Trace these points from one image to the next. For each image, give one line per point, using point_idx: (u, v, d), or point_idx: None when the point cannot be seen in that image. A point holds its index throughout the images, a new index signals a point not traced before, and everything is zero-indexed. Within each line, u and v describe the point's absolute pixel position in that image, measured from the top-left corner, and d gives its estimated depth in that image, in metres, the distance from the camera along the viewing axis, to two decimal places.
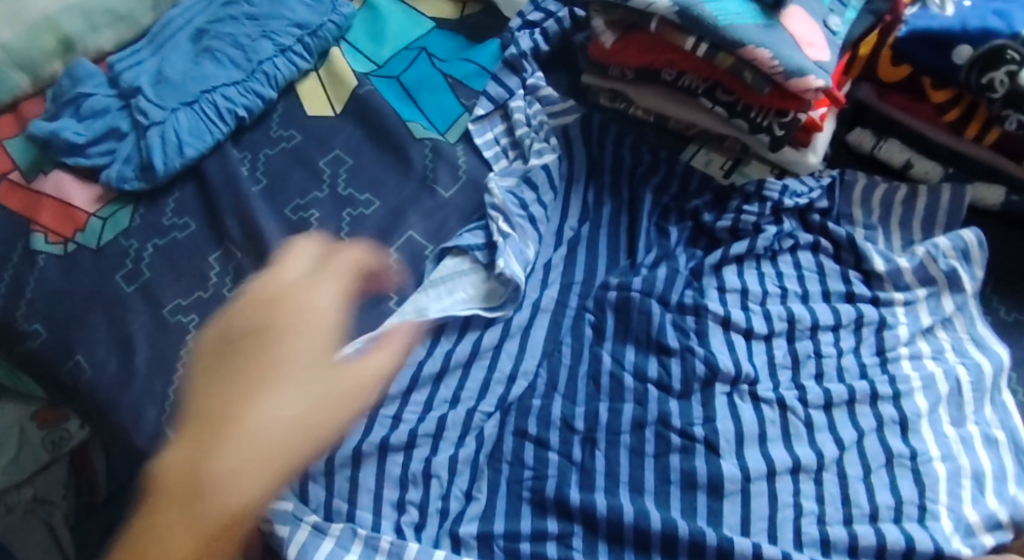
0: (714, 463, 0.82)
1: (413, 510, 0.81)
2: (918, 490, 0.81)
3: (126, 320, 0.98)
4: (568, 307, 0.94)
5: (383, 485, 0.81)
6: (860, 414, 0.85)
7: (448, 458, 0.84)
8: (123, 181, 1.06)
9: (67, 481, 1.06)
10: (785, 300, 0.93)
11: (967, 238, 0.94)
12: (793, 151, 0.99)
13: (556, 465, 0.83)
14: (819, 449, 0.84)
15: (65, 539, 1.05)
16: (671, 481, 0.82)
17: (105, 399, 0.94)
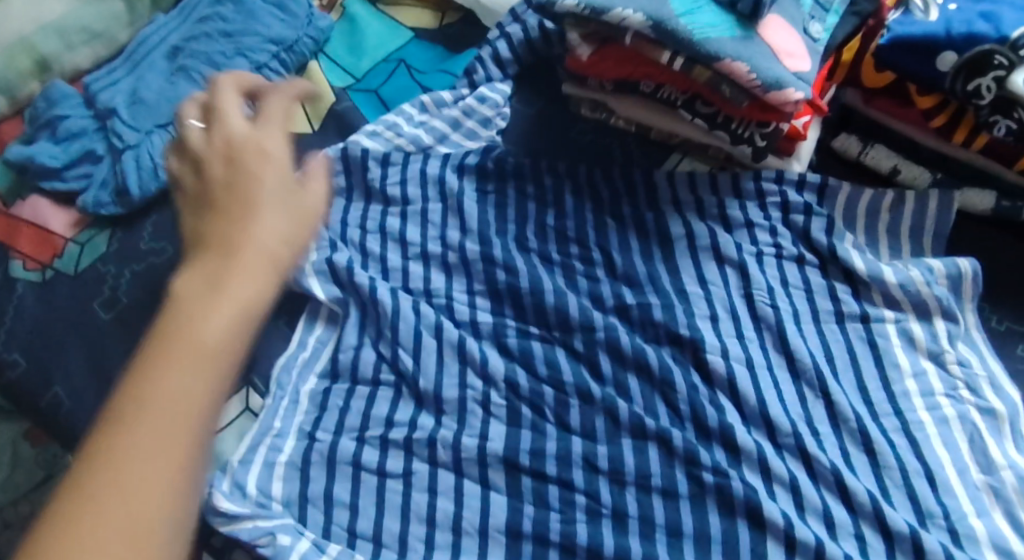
0: (698, 493, 0.82)
1: (394, 547, 0.83)
2: (916, 514, 0.80)
3: (105, 349, 0.96)
4: (553, 333, 0.91)
5: (384, 515, 0.84)
6: (851, 446, 0.84)
7: (429, 501, 0.84)
8: (100, 207, 1.04)
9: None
10: (777, 317, 0.91)
11: (963, 268, 0.91)
12: (777, 159, 0.98)
13: (556, 496, 0.83)
14: (817, 480, 0.82)
15: None
16: (657, 522, 0.81)
17: (82, 432, 0.92)
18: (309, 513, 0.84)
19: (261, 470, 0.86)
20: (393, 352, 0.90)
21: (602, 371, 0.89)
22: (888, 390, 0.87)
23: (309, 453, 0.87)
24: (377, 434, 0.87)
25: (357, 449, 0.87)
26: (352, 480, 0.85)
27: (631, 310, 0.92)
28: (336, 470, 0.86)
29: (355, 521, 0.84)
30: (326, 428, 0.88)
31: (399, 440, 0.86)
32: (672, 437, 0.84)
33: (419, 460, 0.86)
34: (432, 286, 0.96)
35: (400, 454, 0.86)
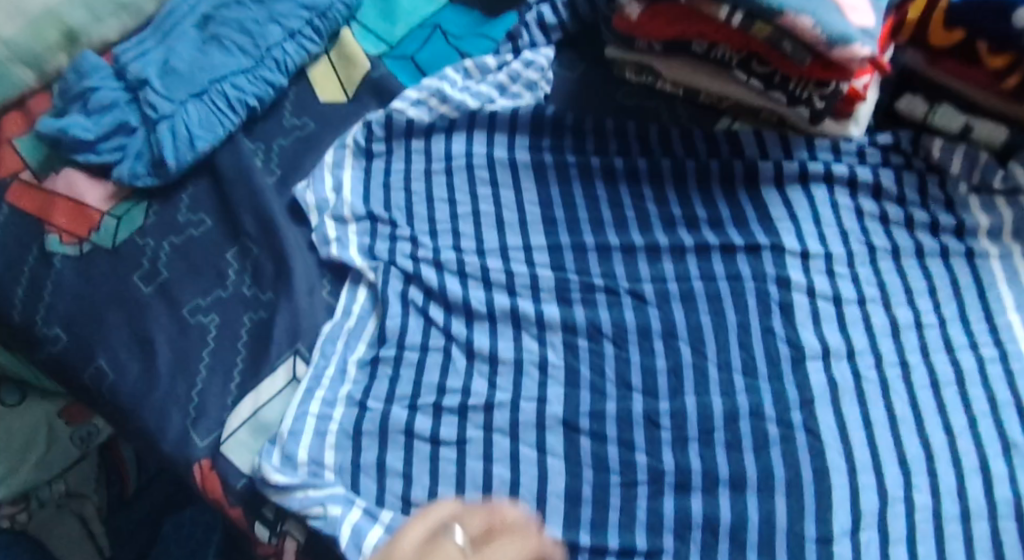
0: (765, 461, 0.81)
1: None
2: (951, 451, 0.82)
3: (147, 317, 0.93)
4: (621, 284, 0.91)
5: (438, 483, 0.82)
6: (925, 415, 0.83)
7: (484, 468, 0.82)
8: (136, 178, 1.01)
9: (96, 476, 1.13)
10: (811, 271, 0.91)
11: (1002, 215, 0.92)
12: (835, 123, 0.95)
13: (619, 460, 0.82)
14: (873, 431, 0.83)
15: (98, 532, 1.11)
16: (720, 477, 0.81)
17: (130, 405, 0.88)
18: (361, 481, 0.82)
19: (314, 437, 0.83)
20: (447, 319, 0.89)
21: (651, 328, 0.88)
22: (921, 332, 0.88)
23: (361, 422, 0.84)
24: (429, 401, 0.85)
25: (411, 418, 0.84)
26: (404, 447, 0.83)
27: (671, 289, 0.90)
28: (389, 438, 0.84)
29: (410, 489, 0.82)
30: (379, 396, 0.86)
31: (453, 407, 0.85)
32: (736, 391, 0.85)
33: (474, 426, 0.84)
34: (486, 246, 0.94)
35: (453, 421, 0.84)
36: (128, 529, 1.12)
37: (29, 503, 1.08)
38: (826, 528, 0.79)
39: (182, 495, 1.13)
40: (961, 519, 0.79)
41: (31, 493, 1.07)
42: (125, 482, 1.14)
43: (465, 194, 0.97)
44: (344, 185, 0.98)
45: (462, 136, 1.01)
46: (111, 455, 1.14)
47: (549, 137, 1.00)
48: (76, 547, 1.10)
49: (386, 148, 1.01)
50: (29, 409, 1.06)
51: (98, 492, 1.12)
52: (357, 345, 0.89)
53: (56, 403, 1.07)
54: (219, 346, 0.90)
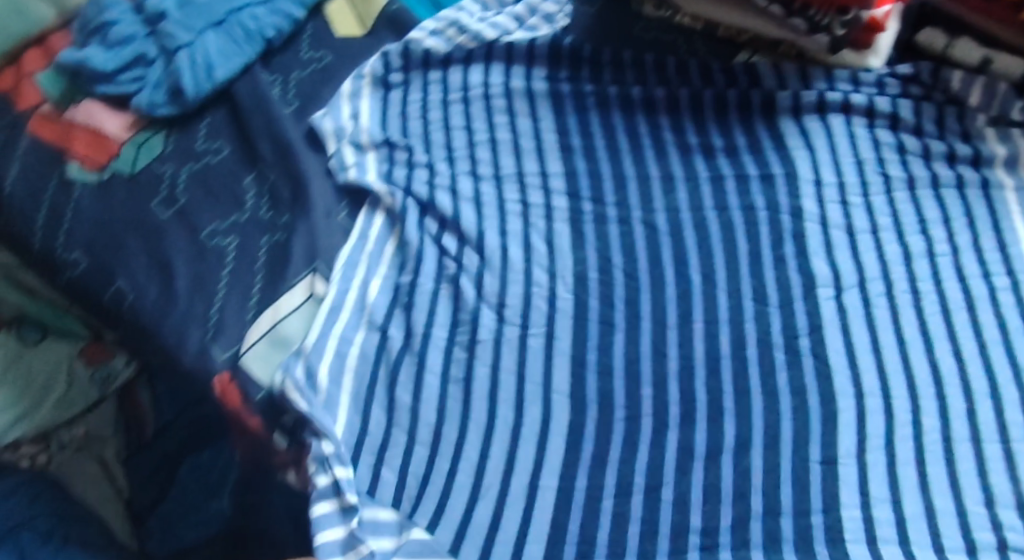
0: (770, 378, 0.82)
1: (448, 456, 0.81)
2: (962, 384, 0.81)
3: (165, 243, 0.93)
4: (634, 212, 0.91)
5: (443, 423, 0.83)
6: (935, 337, 0.83)
7: (489, 408, 0.83)
8: (155, 108, 1.01)
9: (115, 419, 1.14)
10: (824, 199, 0.91)
11: (1018, 145, 0.92)
12: (853, 54, 0.95)
13: (625, 395, 0.83)
14: (881, 351, 0.83)
15: (117, 473, 1.11)
16: (724, 408, 0.82)
17: (149, 325, 0.89)
18: (372, 411, 0.83)
19: (334, 358, 0.84)
20: (459, 249, 0.89)
21: (662, 257, 0.89)
22: (933, 261, 0.87)
23: (382, 347, 0.86)
24: (443, 335, 0.86)
25: (423, 349, 0.85)
26: (416, 376, 0.84)
27: (683, 218, 0.91)
28: (400, 373, 0.84)
29: (415, 424, 0.83)
30: (399, 326, 0.87)
31: (464, 340, 0.86)
32: (745, 316, 0.86)
33: (482, 364, 0.85)
34: (502, 170, 0.94)
35: (461, 359, 0.85)
36: (146, 470, 1.11)
37: (49, 443, 1.09)
38: (831, 450, 0.79)
39: (198, 438, 1.11)
40: (972, 445, 0.78)
41: (51, 433, 1.09)
42: (143, 427, 1.13)
43: (482, 121, 0.98)
44: (362, 113, 0.99)
45: (479, 67, 1.01)
46: (129, 403, 1.14)
47: (567, 68, 1.00)
48: (95, 484, 1.10)
49: (404, 80, 1.02)
50: (50, 348, 1.06)
51: (117, 435, 1.14)
52: (376, 270, 0.89)
53: (77, 343, 1.07)
54: (237, 267, 0.90)
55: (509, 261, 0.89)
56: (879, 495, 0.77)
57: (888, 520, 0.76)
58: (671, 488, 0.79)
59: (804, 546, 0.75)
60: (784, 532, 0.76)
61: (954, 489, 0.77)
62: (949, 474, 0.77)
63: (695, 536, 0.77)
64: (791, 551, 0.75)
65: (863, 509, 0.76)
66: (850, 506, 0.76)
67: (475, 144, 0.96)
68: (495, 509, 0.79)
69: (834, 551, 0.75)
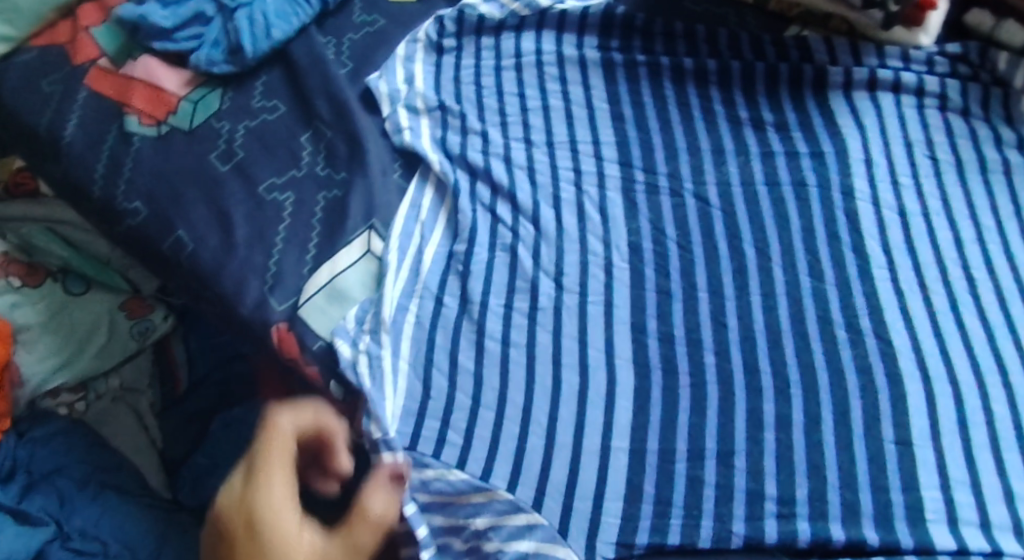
0: (833, 352, 0.83)
1: (516, 420, 0.81)
2: (999, 367, 0.83)
3: (224, 195, 0.96)
4: (685, 185, 0.92)
5: (508, 388, 0.82)
6: (994, 321, 0.85)
7: (554, 373, 0.82)
8: (213, 65, 1.03)
9: (151, 371, 1.11)
10: (875, 178, 0.91)
11: None
12: (904, 31, 0.96)
13: (687, 360, 0.83)
14: (943, 339, 0.84)
15: (151, 425, 1.08)
16: (790, 378, 0.82)
17: (208, 272, 0.92)
18: (432, 376, 0.83)
19: (395, 322, 0.84)
20: (514, 221, 0.89)
21: (714, 231, 0.89)
22: (984, 246, 0.89)
23: (437, 317, 0.85)
24: (500, 302, 0.85)
25: (481, 316, 0.84)
26: (475, 345, 0.83)
27: (734, 189, 0.92)
28: (461, 336, 0.84)
29: (479, 392, 0.82)
30: (453, 293, 0.86)
31: (524, 308, 0.85)
32: (803, 293, 0.86)
33: (544, 331, 0.84)
34: (555, 138, 0.95)
35: (523, 324, 0.84)
36: (177, 426, 1.07)
37: (85, 394, 1.07)
38: (905, 432, 0.79)
39: (231, 397, 1.06)
40: (1016, 430, 0.80)
41: (88, 382, 1.07)
42: (177, 382, 1.10)
43: (535, 88, 0.99)
44: (416, 78, 1.00)
45: (531, 35, 1.02)
46: (165, 356, 1.11)
47: (618, 39, 1.01)
48: (130, 437, 1.07)
49: (457, 43, 1.03)
50: (92, 301, 1.07)
51: (153, 388, 1.10)
52: (430, 238, 0.89)
53: (119, 297, 1.09)
54: (295, 222, 0.93)
55: (565, 233, 0.88)
56: (960, 477, 0.78)
57: (971, 504, 0.77)
58: (743, 456, 0.79)
59: (884, 523, 0.76)
60: (863, 507, 0.77)
61: None
62: (996, 460, 0.79)
63: (770, 504, 0.77)
64: (871, 526, 0.76)
65: (944, 489, 0.77)
66: (931, 487, 0.77)
67: (529, 111, 0.98)
68: (571, 460, 0.79)
69: (915, 529, 0.76)
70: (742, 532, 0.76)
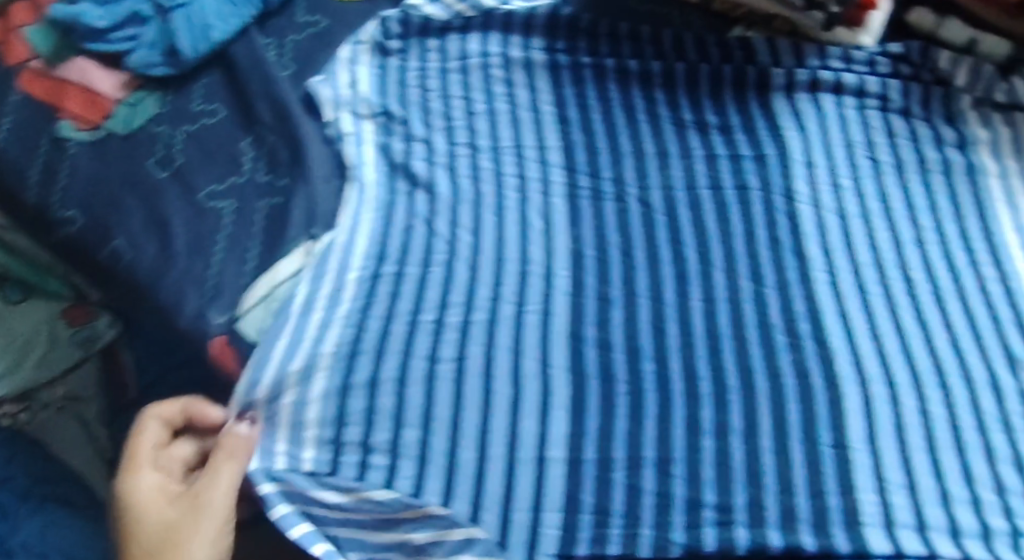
0: (771, 356, 0.81)
1: (445, 434, 0.79)
2: (935, 366, 0.80)
3: (162, 202, 0.93)
4: (629, 189, 0.91)
5: (433, 403, 0.80)
6: (930, 321, 0.83)
7: (484, 386, 0.80)
8: (150, 68, 1.00)
9: (97, 380, 1.10)
10: (815, 182, 0.91)
11: (999, 131, 0.93)
12: (846, 31, 0.95)
13: (627, 369, 0.81)
14: (880, 341, 0.82)
15: (97, 434, 1.09)
16: (730, 385, 0.80)
17: (146, 283, 0.90)
18: (350, 399, 0.80)
19: (309, 355, 0.82)
20: (451, 234, 0.88)
21: (657, 238, 0.89)
22: (922, 249, 0.87)
23: (359, 341, 0.82)
24: (430, 318, 0.84)
25: (410, 334, 0.83)
26: (400, 363, 0.81)
27: (678, 196, 0.91)
28: (385, 354, 0.82)
29: (403, 412, 0.79)
30: (379, 312, 0.84)
31: (456, 321, 0.84)
32: (742, 297, 0.85)
33: (476, 344, 0.82)
34: (500, 142, 0.94)
35: (454, 339, 0.83)
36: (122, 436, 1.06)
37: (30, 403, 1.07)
38: (840, 435, 0.77)
39: None
40: (951, 430, 0.77)
41: (32, 393, 1.06)
42: (123, 390, 1.06)
43: (481, 91, 0.98)
44: (361, 81, 0.98)
45: (478, 37, 1.01)
46: (111, 364, 1.07)
47: (564, 40, 1.00)
48: (73, 445, 1.08)
49: (402, 46, 1.02)
50: (33, 308, 1.05)
51: (98, 396, 1.10)
52: (354, 260, 0.87)
53: (59, 305, 1.06)
54: (236, 230, 0.91)
55: (504, 239, 0.88)
56: (896, 481, 0.75)
57: (905, 506, 0.74)
58: (682, 464, 0.77)
59: (820, 527, 0.74)
60: (800, 512, 0.74)
61: (966, 476, 0.76)
62: (931, 462, 0.76)
63: (708, 511, 0.75)
64: (808, 530, 0.74)
65: (880, 494, 0.75)
66: (867, 491, 0.75)
67: (473, 115, 0.97)
68: (505, 471, 0.78)
69: (851, 533, 0.73)
70: (682, 540, 0.74)
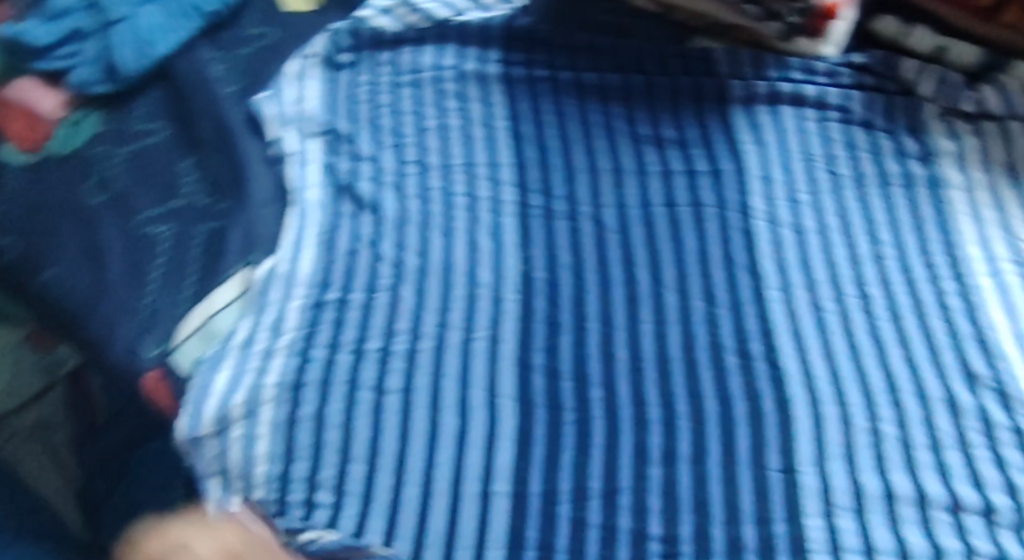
0: (722, 378, 0.78)
1: (388, 470, 0.74)
2: (886, 381, 0.77)
3: (99, 228, 0.89)
4: (581, 208, 0.88)
5: (379, 435, 0.75)
6: (885, 337, 0.79)
7: (431, 417, 0.76)
8: (90, 86, 0.96)
9: (66, 405, 1.06)
10: (773, 198, 0.88)
11: (964, 142, 0.89)
12: (807, 41, 0.93)
13: (572, 395, 0.77)
14: (834, 362, 0.78)
15: (69, 461, 1.05)
16: (679, 409, 0.76)
17: (78, 314, 0.86)
18: (296, 433, 0.75)
19: (251, 390, 0.76)
20: (397, 256, 0.84)
21: (609, 258, 0.85)
22: (880, 264, 0.84)
23: (302, 373, 0.77)
24: (376, 346, 0.79)
25: (354, 367, 0.78)
26: (346, 394, 0.77)
27: (632, 214, 0.87)
28: (332, 390, 0.77)
29: (348, 446, 0.75)
30: (321, 342, 0.79)
31: (401, 350, 0.79)
32: (694, 319, 0.81)
33: (422, 374, 0.78)
34: (450, 160, 0.91)
35: (398, 369, 0.78)
36: (94, 460, 1.02)
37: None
38: (790, 459, 0.73)
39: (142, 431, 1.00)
40: (903, 450, 0.73)
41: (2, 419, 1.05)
42: (94, 413, 1.05)
43: (432, 107, 0.94)
44: (307, 97, 0.94)
45: (431, 51, 0.97)
46: (79, 387, 1.06)
47: (521, 53, 0.96)
48: (42, 472, 1.05)
49: (354, 60, 0.98)
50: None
51: (67, 421, 1.06)
52: (297, 290, 0.82)
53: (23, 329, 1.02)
54: (172, 257, 0.87)
55: (452, 260, 0.84)
56: (843, 503, 0.71)
57: (852, 530, 0.70)
58: (628, 495, 0.72)
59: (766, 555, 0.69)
60: (746, 541, 0.70)
61: (919, 496, 0.71)
62: (881, 481, 0.72)
63: (655, 545, 0.70)
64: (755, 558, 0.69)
65: (827, 518, 0.70)
66: (814, 515, 0.71)
67: (422, 131, 0.92)
68: (449, 504, 0.73)
69: None
70: None
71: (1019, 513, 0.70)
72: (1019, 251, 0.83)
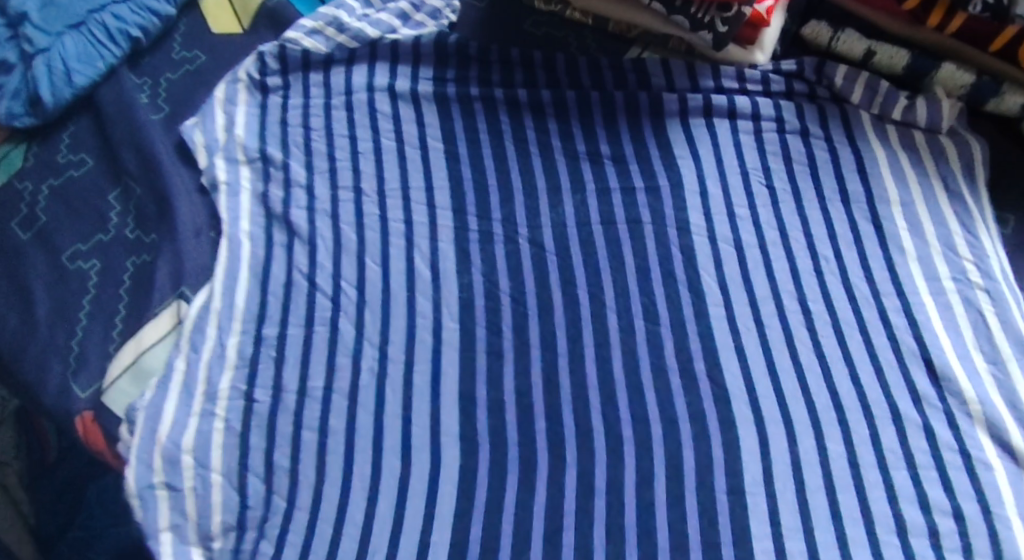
0: (664, 399, 0.79)
1: (331, 517, 0.74)
2: (834, 402, 0.78)
3: (25, 269, 0.86)
4: (520, 230, 0.87)
5: (325, 479, 0.75)
6: (827, 350, 0.81)
7: (374, 461, 0.76)
8: (13, 119, 0.93)
9: (14, 440, 1.05)
10: (712, 213, 0.87)
11: (898, 152, 0.89)
12: (739, 49, 0.93)
13: (516, 431, 0.78)
14: (774, 376, 0.80)
15: (21, 498, 1.04)
16: (624, 435, 0.77)
17: (9, 358, 0.83)
18: (248, 481, 0.75)
19: (198, 433, 0.77)
20: (335, 288, 0.83)
21: (549, 282, 0.85)
22: (821, 279, 0.84)
23: (249, 415, 0.77)
24: (319, 384, 0.79)
25: (300, 407, 0.78)
26: (291, 437, 0.77)
27: (570, 233, 0.87)
28: (275, 430, 0.77)
29: (294, 490, 0.75)
30: (266, 384, 0.79)
31: (345, 381, 0.79)
32: (633, 342, 0.82)
33: (367, 409, 0.78)
34: (386, 184, 0.89)
35: (343, 408, 0.78)
36: (52, 496, 1.04)
37: None
38: (733, 480, 0.75)
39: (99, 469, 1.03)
40: (850, 467, 0.75)
41: None
42: (44, 448, 1.04)
43: (366, 128, 0.92)
44: (237, 123, 0.92)
45: (363, 68, 0.95)
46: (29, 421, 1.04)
47: (453, 68, 0.95)
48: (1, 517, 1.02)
49: (283, 82, 0.95)
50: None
51: (19, 458, 1.05)
52: (233, 325, 0.81)
53: None
54: (101, 293, 0.85)
55: (391, 291, 0.83)
56: (790, 524, 0.73)
57: (802, 552, 0.72)
58: (571, 533, 0.74)
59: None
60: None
61: (865, 516, 0.73)
62: (830, 503, 0.74)
63: None
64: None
65: (775, 541, 0.72)
66: (761, 538, 0.72)
67: (355, 153, 0.91)
68: (391, 537, 0.73)
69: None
70: None
71: (963, 539, 0.72)
72: (959, 268, 0.83)
